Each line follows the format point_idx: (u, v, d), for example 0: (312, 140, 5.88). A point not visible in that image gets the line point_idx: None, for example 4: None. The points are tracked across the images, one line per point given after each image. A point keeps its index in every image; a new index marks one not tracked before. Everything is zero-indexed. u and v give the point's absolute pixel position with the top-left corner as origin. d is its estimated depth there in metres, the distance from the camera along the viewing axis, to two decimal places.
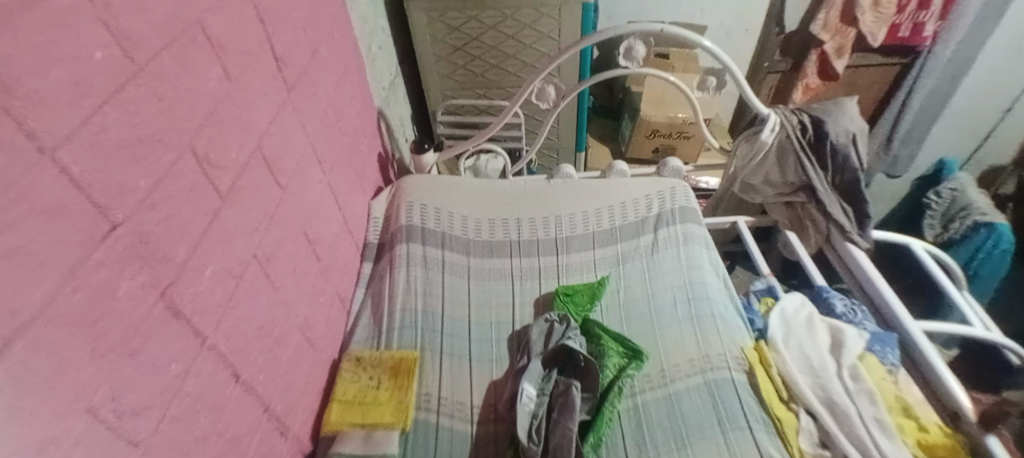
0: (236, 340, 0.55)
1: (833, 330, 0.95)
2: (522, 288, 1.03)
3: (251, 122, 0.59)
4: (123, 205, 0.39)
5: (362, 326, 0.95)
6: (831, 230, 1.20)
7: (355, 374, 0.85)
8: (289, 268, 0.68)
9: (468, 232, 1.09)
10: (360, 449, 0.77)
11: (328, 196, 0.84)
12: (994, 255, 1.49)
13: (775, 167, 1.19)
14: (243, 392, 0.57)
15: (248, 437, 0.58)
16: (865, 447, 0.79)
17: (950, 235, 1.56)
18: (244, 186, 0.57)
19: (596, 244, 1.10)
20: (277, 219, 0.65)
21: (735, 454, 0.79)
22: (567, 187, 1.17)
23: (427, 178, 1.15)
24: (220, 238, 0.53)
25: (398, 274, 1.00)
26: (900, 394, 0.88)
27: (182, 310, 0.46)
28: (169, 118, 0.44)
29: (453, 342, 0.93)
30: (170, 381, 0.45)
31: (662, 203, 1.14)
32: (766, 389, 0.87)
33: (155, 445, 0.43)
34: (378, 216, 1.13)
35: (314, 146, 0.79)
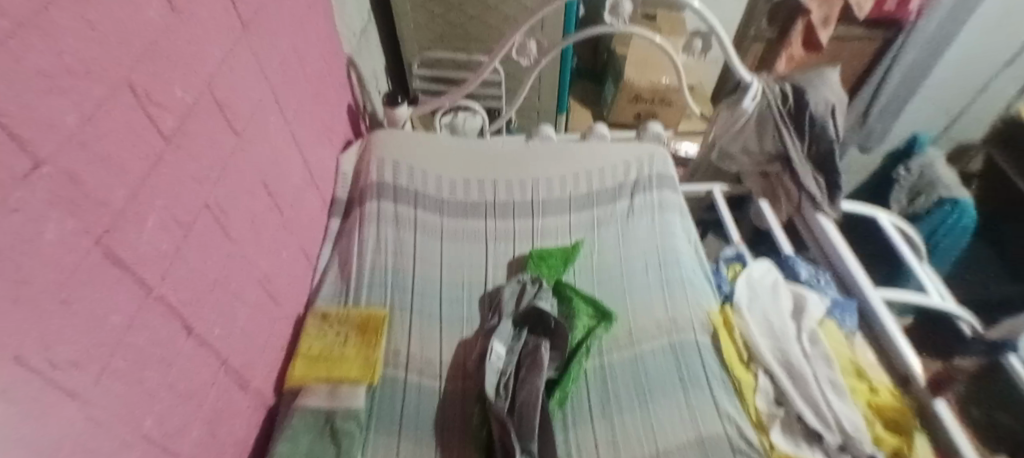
0: (187, 293, 0.53)
1: (797, 295, 0.97)
2: (495, 250, 1.02)
3: (200, 60, 0.55)
4: (48, 141, 0.36)
5: (329, 283, 0.94)
6: (802, 200, 1.21)
7: (320, 330, 0.83)
8: (247, 221, 0.66)
9: (442, 192, 1.06)
10: (325, 404, 0.77)
11: (291, 147, 0.81)
12: (954, 231, 1.53)
13: (753, 136, 1.20)
14: (197, 345, 0.55)
15: (202, 391, 0.56)
16: (819, 407, 0.82)
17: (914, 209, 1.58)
18: (192, 130, 0.54)
19: (571, 207, 1.09)
20: (232, 169, 0.62)
21: (693, 412, 0.80)
22: (545, 149, 1.16)
23: (399, 133, 1.12)
24: (165, 183, 0.50)
25: (367, 231, 0.98)
26: (856, 358, 0.91)
27: (121, 257, 0.44)
28: (102, 50, 0.41)
29: (422, 300, 0.92)
30: (112, 332, 0.43)
31: (640, 169, 1.14)
32: (728, 351, 0.89)
33: (95, 397, 0.41)
34: (348, 171, 1.10)
35: (273, 93, 0.75)
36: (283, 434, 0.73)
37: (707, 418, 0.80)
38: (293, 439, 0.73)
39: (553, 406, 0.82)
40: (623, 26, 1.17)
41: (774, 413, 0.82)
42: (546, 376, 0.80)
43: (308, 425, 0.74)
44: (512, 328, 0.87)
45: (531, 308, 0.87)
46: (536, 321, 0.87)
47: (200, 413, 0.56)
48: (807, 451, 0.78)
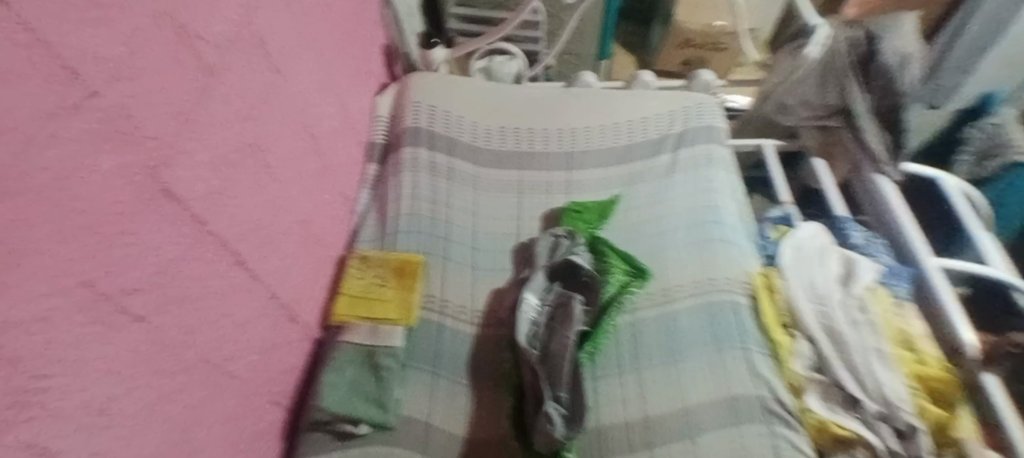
0: (237, 229, 0.55)
1: (846, 260, 0.96)
2: (529, 201, 1.01)
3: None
4: (99, 74, 0.37)
5: (369, 227, 0.95)
6: (860, 157, 1.16)
7: (360, 271, 0.85)
8: (288, 161, 0.67)
9: (477, 139, 1.05)
10: (366, 340, 0.79)
11: (327, 89, 0.80)
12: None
13: (814, 88, 1.18)
14: (248, 279, 0.57)
15: (254, 322, 0.59)
16: (860, 376, 0.80)
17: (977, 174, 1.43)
18: (232, 68, 0.54)
19: (610, 159, 1.06)
20: (272, 107, 0.63)
21: (727, 372, 0.80)
22: (587, 98, 1.13)
23: (437, 78, 1.11)
24: (211, 120, 0.50)
25: (403, 178, 0.99)
26: (904, 327, 0.88)
27: (174, 192, 0.45)
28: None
29: (457, 248, 0.93)
30: (170, 262, 0.45)
31: (686, 120, 1.10)
32: (767, 313, 0.87)
33: (157, 323, 0.44)
34: (384, 116, 1.09)
35: (310, 30, 0.74)
36: (330, 366, 0.77)
37: (740, 379, 0.79)
38: (339, 371, 0.76)
39: (585, 358, 0.83)
40: None
41: (812, 378, 0.81)
42: (577, 329, 0.79)
43: (354, 358, 0.78)
44: (545, 277, 0.87)
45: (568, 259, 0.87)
46: (570, 273, 0.88)
47: (253, 342, 0.59)
48: (845, 418, 0.78)
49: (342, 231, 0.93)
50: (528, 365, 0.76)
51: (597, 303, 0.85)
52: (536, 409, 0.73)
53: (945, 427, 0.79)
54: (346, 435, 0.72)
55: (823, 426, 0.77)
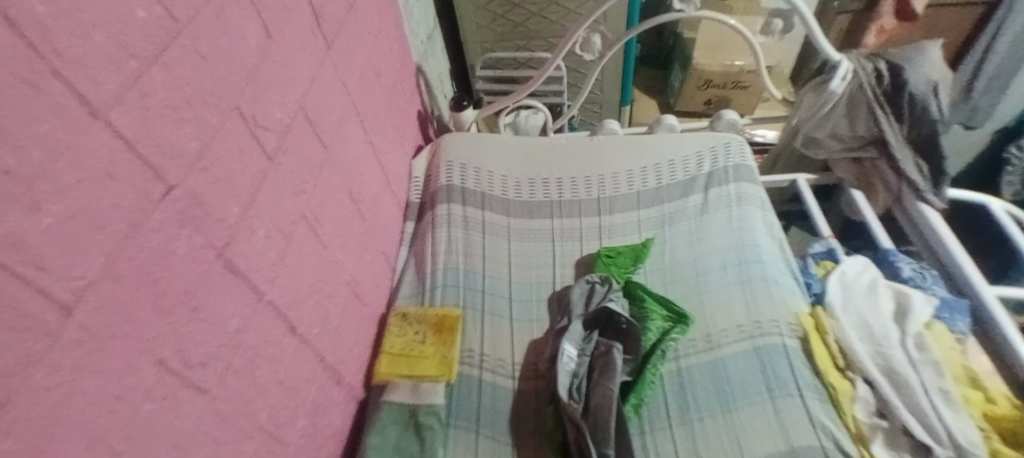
0: (290, 296, 0.57)
1: (898, 294, 0.92)
2: (562, 249, 1.02)
3: (293, 81, 0.59)
4: (175, 166, 0.40)
5: (407, 283, 0.96)
6: (902, 188, 1.13)
7: (400, 329, 0.86)
8: (335, 227, 0.70)
9: (508, 192, 1.08)
10: (408, 399, 0.79)
11: (369, 156, 0.85)
12: None
13: (844, 120, 1.14)
14: (300, 344, 0.59)
15: (305, 386, 0.60)
16: (927, 420, 0.76)
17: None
18: (288, 148, 0.58)
19: (641, 204, 1.07)
20: (322, 178, 0.66)
21: (783, 420, 0.77)
22: (614, 144, 1.15)
23: (466, 136, 1.15)
24: (269, 196, 0.54)
25: (439, 234, 1.01)
26: (968, 364, 0.84)
27: (238, 267, 0.48)
28: (214, 78, 0.45)
29: (494, 301, 0.93)
30: (233, 335, 0.47)
31: (715, 161, 1.11)
32: (820, 356, 0.85)
33: (220, 395, 0.45)
34: (419, 176, 1.13)
35: (353, 102, 0.79)
36: (372, 427, 0.77)
37: (799, 429, 0.76)
38: (383, 431, 0.76)
39: (629, 411, 0.81)
40: (694, 12, 1.13)
41: (876, 424, 0.77)
42: (619, 381, 0.79)
43: (395, 418, 0.78)
44: (585, 325, 0.87)
45: (605, 308, 0.86)
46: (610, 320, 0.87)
47: (304, 406, 0.60)
48: None
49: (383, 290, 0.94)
50: (575, 421, 0.75)
51: (636, 352, 0.85)
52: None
53: None
54: None
55: None
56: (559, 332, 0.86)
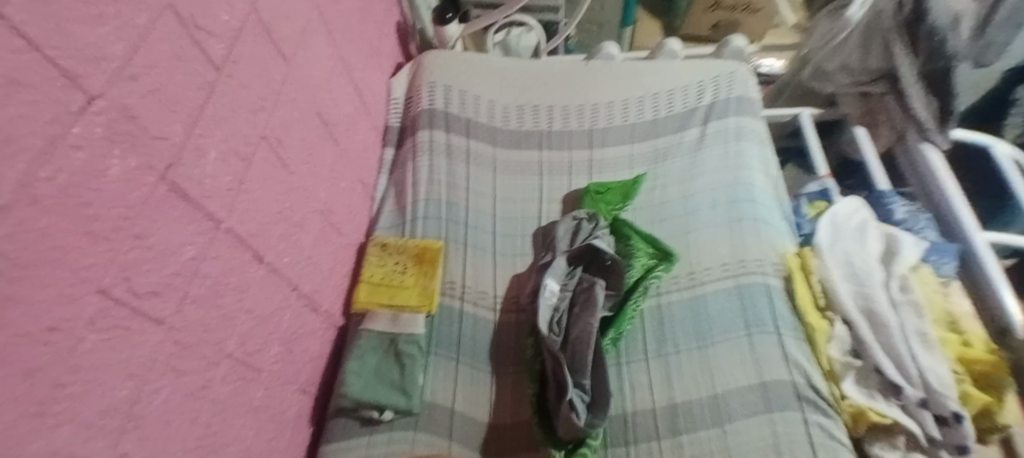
0: (253, 224, 0.54)
1: (888, 236, 0.91)
2: (551, 184, 0.98)
3: None
4: (99, 74, 0.36)
5: (386, 213, 0.93)
6: (907, 127, 1.09)
7: (381, 258, 0.83)
8: (300, 150, 0.65)
9: (495, 119, 1.03)
10: (387, 330, 0.78)
11: (340, 71, 0.79)
12: None
13: (857, 50, 1.13)
14: (268, 273, 0.56)
15: (277, 315, 0.58)
16: (901, 361, 0.77)
17: None
18: (239, 58, 0.53)
19: (635, 137, 1.03)
20: (283, 95, 0.61)
21: (758, 356, 0.78)
22: (611, 71, 1.09)
23: (451, 56, 1.08)
24: (219, 113, 0.49)
25: (421, 163, 0.96)
26: (948, 307, 0.85)
27: (187, 192, 0.44)
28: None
29: (477, 234, 0.91)
30: (187, 263, 0.44)
31: (717, 92, 1.05)
32: (801, 295, 0.85)
33: (178, 324, 0.44)
34: (399, 97, 1.07)
35: (318, 11, 0.72)
36: (352, 353, 0.76)
37: (773, 364, 0.77)
38: (362, 358, 0.75)
39: (608, 345, 0.82)
40: None
41: (848, 363, 0.78)
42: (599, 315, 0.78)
43: (376, 347, 0.76)
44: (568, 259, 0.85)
45: (587, 246, 0.85)
46: (595, 255, 0.85)
47: (278, 334, 0.58)
48: (882, 405, 0.75)
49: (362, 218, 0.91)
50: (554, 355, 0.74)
51: (614, 289, 0.84)
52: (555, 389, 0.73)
53: (991, 412, 0.76)
54: (372, 421, 0.72)
55: (859, 412, 0.75)
56: (545, 266, 0.85)
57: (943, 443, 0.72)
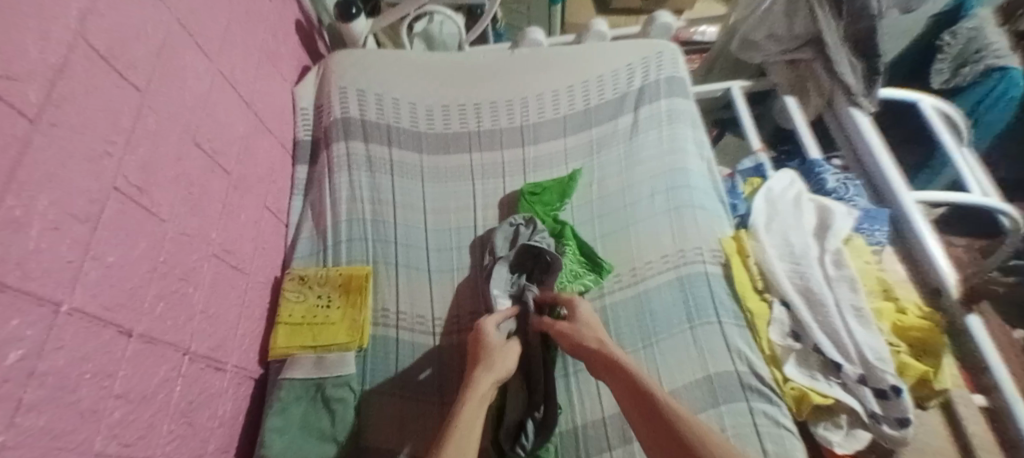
0: (113, 296, 0.47)
1: (821, 209, 0.90)
2: (485, 188, 0.93)
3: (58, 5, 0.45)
4: None
5: (304, 239, 0.85)
6: (835, 93, 1.10)
7: (300, 293, 0.77)
8: (176, 193, 0.58)
9: (418, 123, 0.96)
10: (312, 373, 0.72)
11: (225, 89, 0.71)
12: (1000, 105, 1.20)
13: (782, 19, 1.10)
14: (143, 345, 0.50)
15: (162, 389, 0.52)
16: (839, 338, 0.75)
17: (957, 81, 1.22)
18: (66, 101, 0.45)
19: (567, 131, 0.99)
20: (140, 134, 0.53)
21: (703, 350, 0.77)
22: (536, 58, 1.03)
23: (361, 54, 0.99)
24: (45, 174, 0.42)
25: (338, 179, 0.89)
26: (882, 275, 0.86)
27: (3, 280, 0.37)
28: None
29: (409, 252, 0.85)
30: (16, 367, 0.37)
31: (646, 74, 1.02)
32: (740, 281, 0.84)
33: (15, 438, 0.37)
34: (307, 106, 0.97)
35: (182, 25, 0.63)
36: (273, 407, 0.69)
37: (716, 354, 0.77)
38: (285, 411, 0.69)
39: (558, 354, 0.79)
40: None
41: (789, 346, 0.77)
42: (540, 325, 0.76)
43: (299, 395, 0.71)
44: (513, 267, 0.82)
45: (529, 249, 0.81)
46: (534, 255, 0.82)
47: (167, 407, 0.53)
48: (824, 385, 0.74)
49: (276, 249, 0.84)
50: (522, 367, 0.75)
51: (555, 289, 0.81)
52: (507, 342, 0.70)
53: (928, 380, 0.76)
54: None
55: (803, 395, 0.74)
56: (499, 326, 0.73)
57: (883, 417, 0.71)
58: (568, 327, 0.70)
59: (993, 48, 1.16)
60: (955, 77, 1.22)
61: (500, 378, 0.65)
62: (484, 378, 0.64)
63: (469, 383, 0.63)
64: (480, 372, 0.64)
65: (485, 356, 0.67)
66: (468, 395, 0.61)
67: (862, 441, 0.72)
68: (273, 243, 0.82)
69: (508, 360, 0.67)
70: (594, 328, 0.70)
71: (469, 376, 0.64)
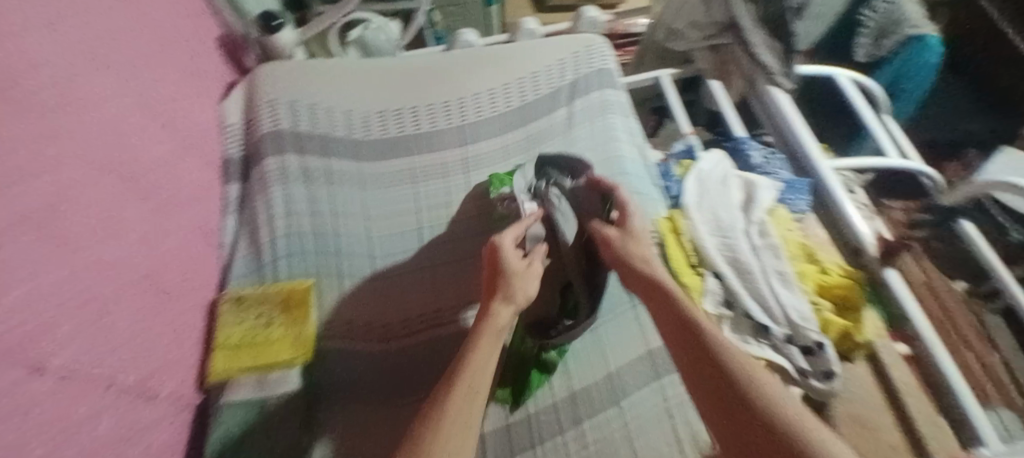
0: (24, 332, 0.46)
1: (747, 184, 0.96)
2: (428, 190, 0.94)
3: None
4: None
5: (241, 259, 0.84)
6: (755, 72, 1.15)
7: (237, 316, 0.75)
8: (85, 224, 0.57)
9: (354, 131, 0.96)
10: (252, 395, 0.71)
11: (137, 113, 0.70)
12: (920, 72, 1.30)
13: (699, 6, 1.16)
14: (60, 379, 0.49)
15: (86, 422, 0.51)
16: (765, 301, 0.81)
17: (880, 53, 1.30)
18: None
19: (505, 128, 1.00)
20: (43, 165, 0.53)
21: (645, 326, 0.82)
22: (472, 57, 1.06)
23: (289, 67, 0.98)
24: None
25: (272, 194, 0.87)
26: (805, 242, 0.91)
27: None
28: None
29: (353, 261, 0.85)
30: None
31: (577, 68, 1.06)
32: (673, 257, 0.86)
33: None
34: (235, 122, 0.95)
35: (83, 51, 0.62)
36: (214, 432, 0.68)
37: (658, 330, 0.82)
38: (229, 434, 0.68)
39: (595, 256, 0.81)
40: None
41: (721, 314, 0.81)
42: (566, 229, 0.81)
43: (238, 419, 0.69)
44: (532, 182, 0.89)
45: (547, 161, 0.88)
46: (541, 172, 0.88)
47: (94, 440, 0.52)
48: (755, 347, 0.78)
49: (211, 270, 0.82)
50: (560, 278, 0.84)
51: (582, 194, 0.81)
52: (530, 263, 0.70)
53: (851, 334, 0.81)
54: None
55: None
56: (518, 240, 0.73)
57: (811, 373, 0.77)
58: (617, 240, 0.72)
59: (907, 19, 1.23)
60: (879, 50, 1.29)
61: (519, 308, 0.65)
62: (503, 312, 0.64)
63: (487, 315, 0.63)
64: (497, 302, 0.65)
65: (504, 283, 0.67)
66: (484, 330, 0.61)
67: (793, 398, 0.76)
68: (206, 265, 0.80)
69: (528, 283, 0.67)
70: (640, 242, 0.72)
71: (487, 308, 0.64)
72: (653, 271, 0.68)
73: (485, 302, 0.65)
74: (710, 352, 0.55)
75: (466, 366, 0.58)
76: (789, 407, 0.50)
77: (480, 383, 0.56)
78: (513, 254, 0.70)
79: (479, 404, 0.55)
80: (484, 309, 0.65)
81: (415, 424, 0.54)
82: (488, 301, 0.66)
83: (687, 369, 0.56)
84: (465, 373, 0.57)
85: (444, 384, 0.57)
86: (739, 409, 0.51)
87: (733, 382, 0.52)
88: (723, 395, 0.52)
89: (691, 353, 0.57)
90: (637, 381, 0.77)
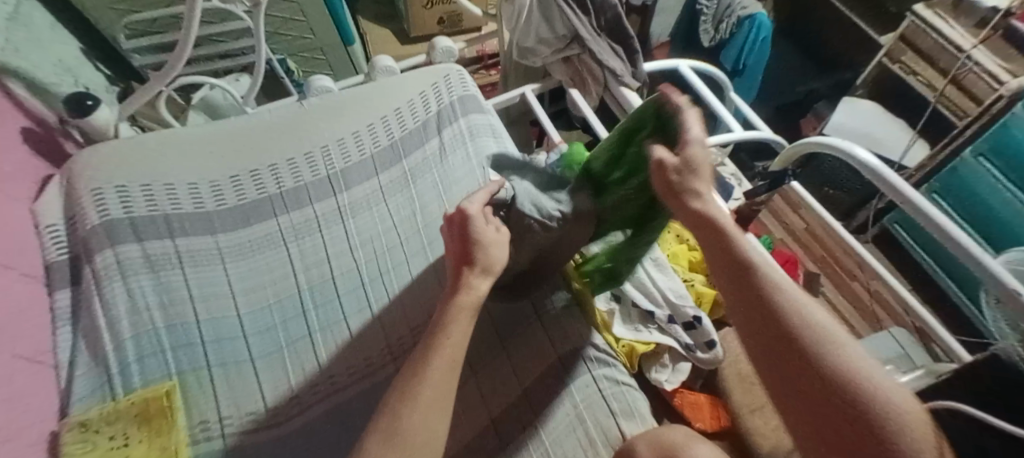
0: None
1: None
2: (302, 248, 0.90)
3: None
4: None
5: (82, 378, 0.75)
6: (605, 76, 1.20)
7: (86, 443, 0.67)
8: None
9: (206, 202, 0.88)
10: None
11: None
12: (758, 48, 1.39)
13: (542, 23, 1.19)
14: None
15: None
16: (647, 288, 0.87)
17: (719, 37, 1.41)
18: None
19: (376, 169, 0.98)
20: None
21: (550, 334, 0.82)
22: (327, 102, 1.01)
23: (114, 145, 0.88)
24: None
25: (110, 293, 0.79)
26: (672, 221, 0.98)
27: None
28: None
29: (224, 346, 0.80)
30: None
31: (440, 98, 1.06)
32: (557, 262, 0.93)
33: None
34: (57, 222, 0.84)
35: None
36: None
37: (559, 338, 0.82)
38: None
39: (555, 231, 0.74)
40: None
41: (611, 308, 0.87)
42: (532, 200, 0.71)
43: None
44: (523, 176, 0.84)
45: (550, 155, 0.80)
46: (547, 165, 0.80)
47: None
48: (646, 333, 0.86)
49: (46, 398, 0.72)
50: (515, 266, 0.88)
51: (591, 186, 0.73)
52: (498, 229, 0.67)
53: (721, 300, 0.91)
54: None
55: (631, 349, 0.85)
56: (488, 206, 0.69)
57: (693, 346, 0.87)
58: (673, 167, 0.61)
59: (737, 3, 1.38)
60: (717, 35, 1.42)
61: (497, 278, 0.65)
62: (484, 286, 0.64)
63: (468, 286, 0.63)
64: (474, 274, 0.64)
65: (479, 252, 0.64)
66: (461, 303, 0.62)
67: (685, 372, 0.89)
68: (36, 395, 0.71)
69: (499, 249, 0.65)
70: (698, 174, 0.61)
71: (463, 279, 0.63)
72: (706, 205, 0.61)
73: (460, 270, 0.64)
74: (780, 319, 0.52)
75: (447, 341, 0.59)
76: (869, 379, 0.48)
77: (461, 353, 0.60)
78: (484, 223, 0.65)
79: (455, 378, 0.59)
80: (457, 279, 0.64)
81: (390, 398, 0.57)
82: (463, 273, 0.64)
83: (749, 317, 0.54)
84: (437, 357, 0.58)
85: (422, 355, 0.59)
86: (808, 374, 0.49)
87: (803, 341, 0.51)
88: (793, 352, 0.51)
89: (756, 303, 0.54)
90: (545, 398, 0.77)
